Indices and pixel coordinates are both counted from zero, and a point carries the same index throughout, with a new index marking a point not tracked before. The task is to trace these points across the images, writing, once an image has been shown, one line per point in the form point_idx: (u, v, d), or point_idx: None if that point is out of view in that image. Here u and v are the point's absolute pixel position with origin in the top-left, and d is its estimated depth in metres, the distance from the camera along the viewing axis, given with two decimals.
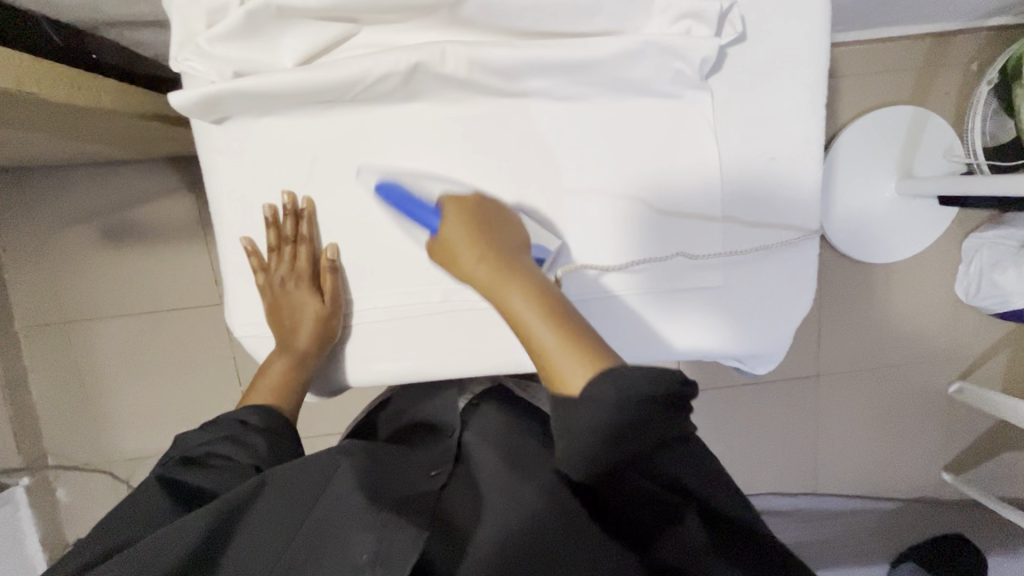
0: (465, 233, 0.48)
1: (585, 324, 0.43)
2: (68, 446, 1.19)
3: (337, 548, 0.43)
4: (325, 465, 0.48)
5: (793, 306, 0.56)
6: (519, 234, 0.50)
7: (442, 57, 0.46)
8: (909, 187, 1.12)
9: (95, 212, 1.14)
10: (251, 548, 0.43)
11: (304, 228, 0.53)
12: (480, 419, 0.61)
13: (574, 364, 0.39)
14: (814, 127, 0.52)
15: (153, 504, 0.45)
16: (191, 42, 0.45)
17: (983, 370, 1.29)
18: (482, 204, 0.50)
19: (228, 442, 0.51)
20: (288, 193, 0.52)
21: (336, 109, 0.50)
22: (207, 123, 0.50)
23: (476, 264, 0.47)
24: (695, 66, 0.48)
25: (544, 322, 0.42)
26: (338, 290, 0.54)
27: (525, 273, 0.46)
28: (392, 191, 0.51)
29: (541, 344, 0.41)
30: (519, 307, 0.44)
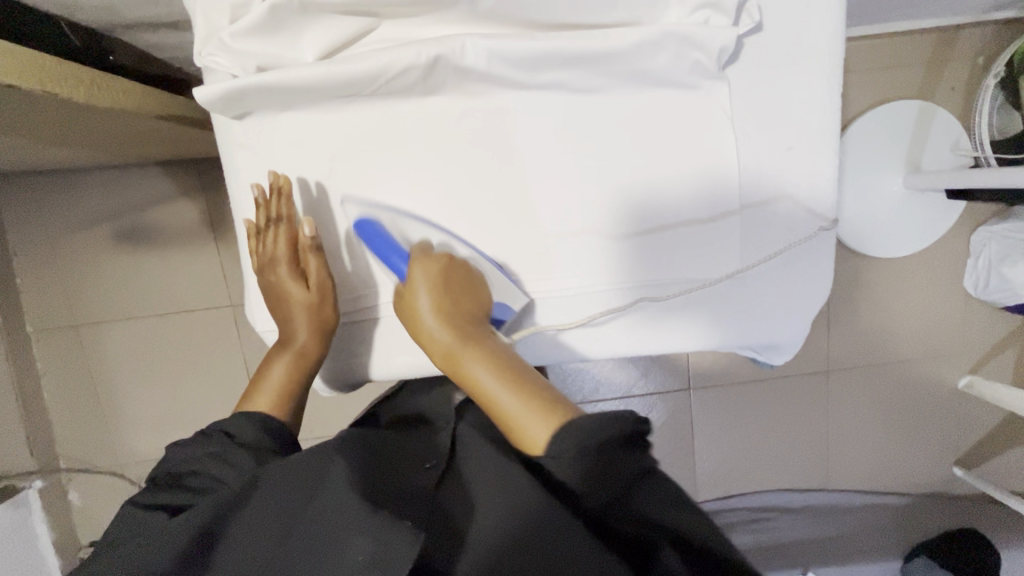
0: (430, 297, 0.50)
1: (545, 385, 0.46)
2: (80, 449, 1.19)
3: (333, 547, 0.40)
4: (317, 466, 0.45)
5: (805, 300, 0.57)
6: (481, 291, 0.52)
7: (463, 50, 0.46)
8: (917, 181, 1.12)
9: (107, 215, 1.14)
10: (241, 544, 0.42)
11: (283, 206, 0.53)
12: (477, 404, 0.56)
13: (535, 426, 0.42)
14: (830, 117, 0.53)
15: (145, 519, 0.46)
16: (214, 37, 0.45)
17: (993, 364, 1.28)
18: (450, 266, 0.51)
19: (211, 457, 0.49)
20: (271, 172, 0.52)
21: (356, 103, 0.50)
22: (229, 118, 0.50)
23: (440, 331, 0.49)
24: (713, 56, 0.48)
25: (506, 388, 0.45)
26: (319, 269, 0.54)
27: (486, 341, 0.49)
28: (369, 230, 0.52)
29: (504, 410, 0.44)
30: (482, 375, 0.47)
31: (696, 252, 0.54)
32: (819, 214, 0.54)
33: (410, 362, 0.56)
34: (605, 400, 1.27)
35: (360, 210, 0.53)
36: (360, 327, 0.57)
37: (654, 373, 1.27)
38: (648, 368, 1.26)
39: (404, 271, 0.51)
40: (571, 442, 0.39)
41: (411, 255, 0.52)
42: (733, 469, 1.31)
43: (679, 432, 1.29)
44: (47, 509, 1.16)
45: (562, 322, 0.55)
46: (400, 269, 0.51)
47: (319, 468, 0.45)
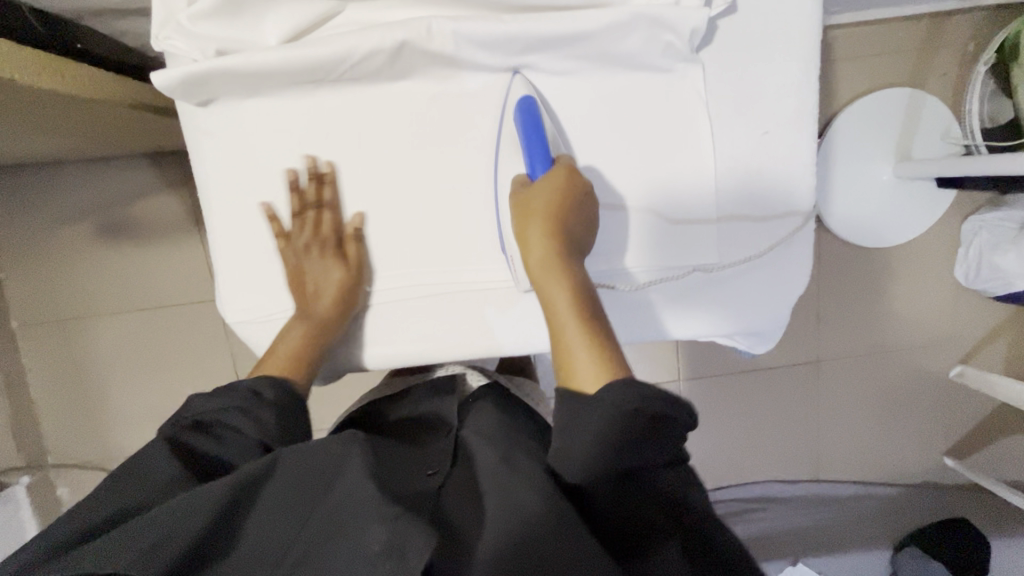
0: (547, 205, 0.46)
1: (615, 341, 0.43)
2: (68, 444, 1.19)
3: (353, 540, 0.40)
4: (337, 452, 0.46)
5: (781, 301, 0.56)
6: (589, 227, 0.48)
7: (428, 33, 0.45)
8: (907, 169, 1.11)
9: (90, 209, 1.13)
10: (262, 528, 0.41)
11: (328, 193, 0.52)
12: (478, 416, 0.60)
13: (595, 372, 0.40)
14: (808, 100, 0.52)
15: (163, 471, 0.43)
16: (172, 21, 0.44)
17: (985, 354, 1.28)
18: (576, 189, 0.47)
19: (239, 411, 0.48)
20: (310, 158, 0.51)
21: (323, 88, 0.49)
22: (193, 105, 0.49)
23: (541, 241, 0.45)
24: (684, 38, 0.47)
25: (578, 323, 0.42)
26: (363, 259, 0.53)
27: (578, 271, 0.45)
28: (529, 110, 0.48)
29: (565, 332, 0.42)
30: (562, 298, 0.43)
31: (676, 241, 0.53)
32: (798, 200, 0.54)
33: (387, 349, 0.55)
34: None
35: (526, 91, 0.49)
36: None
37: (642, 364, 1.27)
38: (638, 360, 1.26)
39: (538, 173, 0.47)
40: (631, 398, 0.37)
41: (555, 162, 0.48)
42: (724, 459, 1.31)
43: None
44: (36, 505, 1.15)
45: (651, 278, 0.54)
46: (536, 171, 0.47)
47: (338, 454, 0.46)
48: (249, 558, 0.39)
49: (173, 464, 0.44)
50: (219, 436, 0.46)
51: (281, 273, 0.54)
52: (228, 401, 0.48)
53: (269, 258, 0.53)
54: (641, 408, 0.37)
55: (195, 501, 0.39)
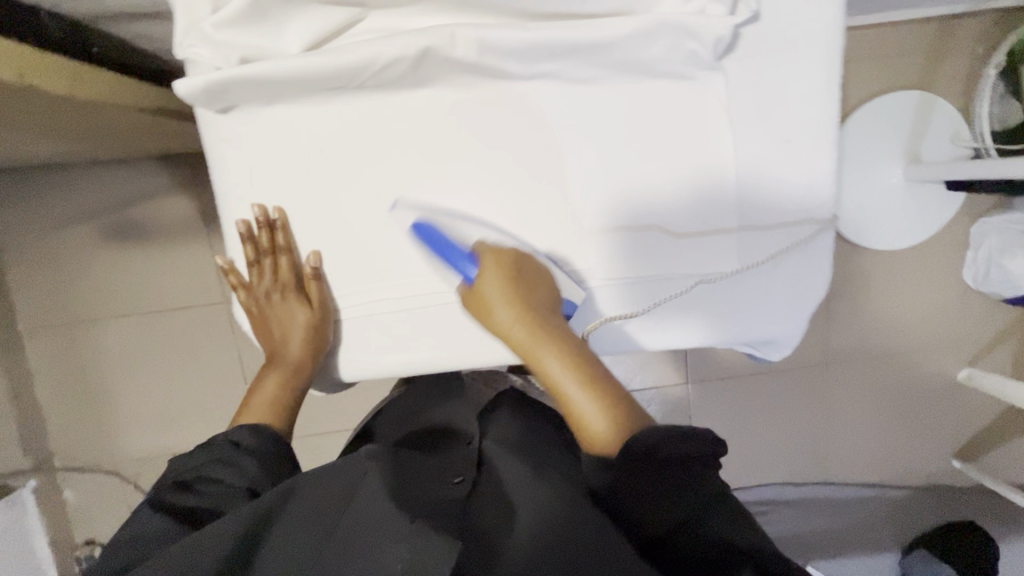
0: (503, 292, 0.49)
1: (615, 382, 0.48)
2: (75, 448, 1.18)
3: (370, 549, 0.42)
4: (355, 471, 0.50)
5: (797, 310, 0.56)
6: (545, 279, 0.52)
7: (452, 41, 0.45)
8: (918, 172, 1.11)
9: (97, 211, 1.13)
10: (286, 541, 0.44)
11: (281, 237, 0.53)
12: (499, 427, 0.62)
13: (612, 424, 0.45)
14: (831, 108, 0.52)
15: (159, 528, 0.46)
16: (195, 28, 0.44)
17: (993, 356, 1.28)
18: (519, 260, 0.51)
19: (221, 463, 0.52)
20: (258, 206, 0.52)
21: (345, 95, 0.49)
22: (213, 112, 0.49)
23: (517, 323, 0.49)
24: (709, 46, 0.47)
25: (581, 387, 0.47)
26: (324, 296, 0.54)
27: (559, 334, 0.49)
28: (428, 232, 0.51)
29: (572, 401, 0.47)
30: (557, 368, 0.48)
31: (680, 256, 0.54)
32: (819, 208, 0.54)
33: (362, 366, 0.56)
34: None
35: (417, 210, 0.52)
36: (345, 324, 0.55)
37: (650, 367, 1.26)
38: (646, 363, 1.25)
39: (472, 273, 0.51)
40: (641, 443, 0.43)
41: (476, 253, 0.51)
42: (731, 462, 1.31)
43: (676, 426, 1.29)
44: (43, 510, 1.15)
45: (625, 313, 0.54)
46: (468, 272, 0.51)
47: (358, 474, 0.50)
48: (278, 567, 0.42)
49: (168, 519, 0.47)
50: (205, 490, 0.50)
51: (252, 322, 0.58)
52: (204, 458, 0.52)
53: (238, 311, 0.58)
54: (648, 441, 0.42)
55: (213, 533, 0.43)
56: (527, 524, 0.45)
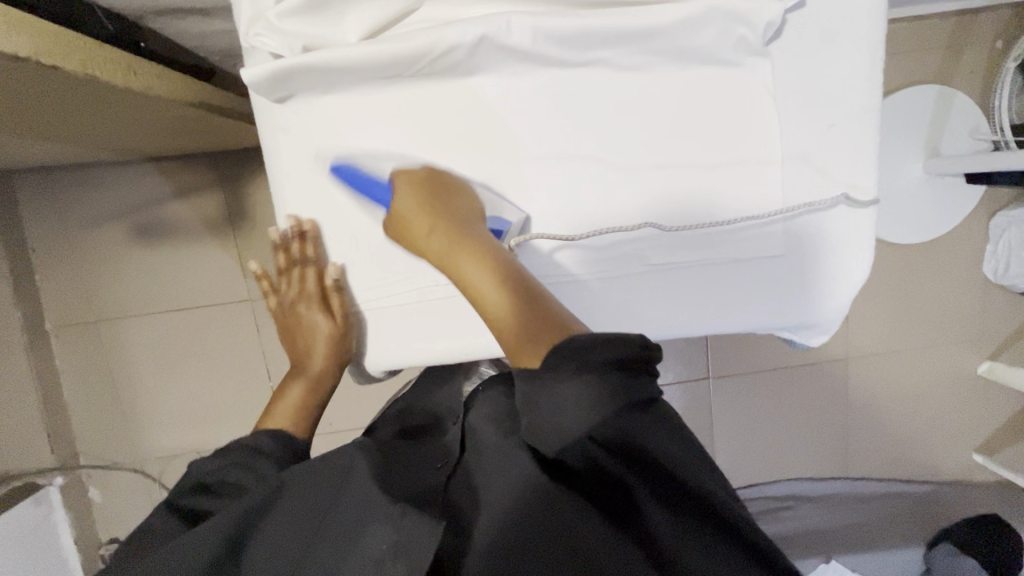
0: (420, 202, 0.49)
1: (535, 287, 0.46)
2: (101, 445, 1.19)
3: (358, 539, 0.45)
4: (343, 463, 0.50)
5: (811, 295, 0.56)
6: (471, 198, 0.51)
7: (509, 28, 0.46)
8: (937, 166, 1.11)
9: (126, 211, 1.14)
10: (275, 540, 0.45)
11: (310, 248, 0.55)
12: (484, 400, 0.58)
13: (523, 333, 0.43)
14: (873, 93, 0.52)
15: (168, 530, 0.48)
16: (262, 18, 0.45)
17: (1014, 350, 1.28)
18: (436, 176, 0.50)
19: (238, 466, 0.52)
20: (293, 218, 0.53)
21: (397, 83, 0.50)
22: (271, 101, 0.50)
23: (433, 230, 0.48)
24: (758, 31, 0.48)
25: (498, 294, 0.45)
26: (345, 306, 0.56)
27: (475, 241, 0.48)
28: (349, 174, 0.51)
29: (490, 309, 0.45)
30: (472, 274, 0.46)
31: (710, 244, 0.54)
32: (859, 194, 0.54)
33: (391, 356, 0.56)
34: None
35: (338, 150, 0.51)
36: (379, 314, 0.55)
37: (673, 363, 1.27)
38: (667, 359, 1.26)
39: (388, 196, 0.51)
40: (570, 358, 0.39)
41: (392, 180, 0.50)
42: (752, 458, 1.31)
43: (697, 421, 1.29)
44: (70, 507, 1.16)
45: (554, 241, 0.53)
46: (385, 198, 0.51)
47: (346, 465, 0.50)
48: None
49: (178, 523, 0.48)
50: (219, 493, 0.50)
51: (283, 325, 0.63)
52: (224, 460, 0.52)
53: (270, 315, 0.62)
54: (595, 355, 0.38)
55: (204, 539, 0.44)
56: (494, 508, 0.45)
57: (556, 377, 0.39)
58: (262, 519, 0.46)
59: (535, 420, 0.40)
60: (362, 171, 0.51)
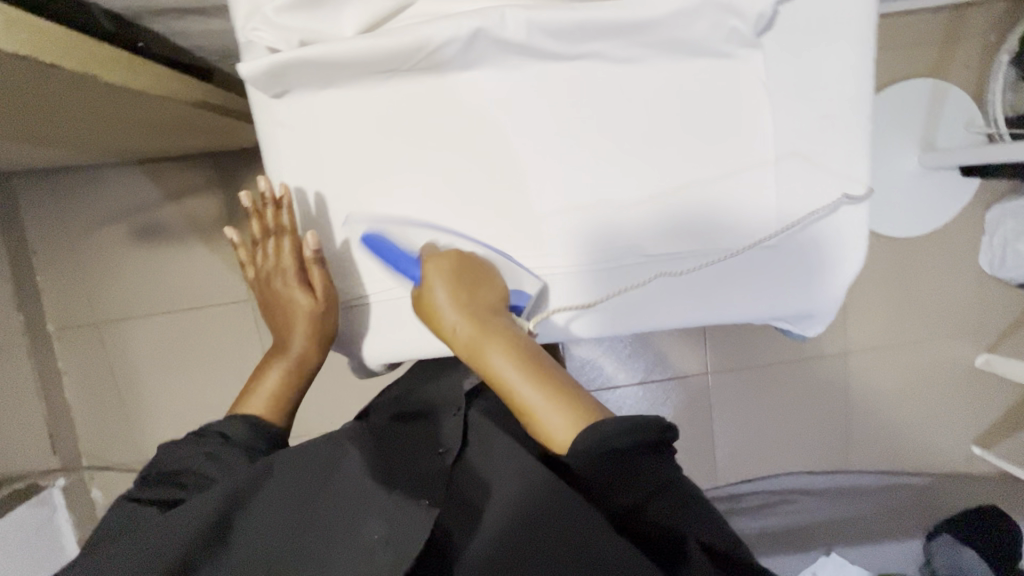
0: (446, 293, 0.50)
1: (562, 375, 0.48)
2: (102, 446, 1.20)
3: (352, 527, 0.46)
4: (333, 451, 0.54)
5: (800, 291, 0.57)
6: (495, 280, 0.53)
7: (503, 21, 0.46)
8: (933, 159, 1.12)
9: (125, 212, 1.15)
10: (260, 527, 0.47)
11: (284, 217, 0.54)
12: (484, 404, 0.64)
13: (558, 420, 0.45)
14: (863, 84, 0.53)
15: (149, 511, 0.51)
16: (258, 13, 0.45)
17: (1012, 342, 1.29)
18: (461, 261, 0.52)
19: (207, 457, 0.55)
20: (263, 181, 0.53)
21: (393, 79, 0.50)
22: (268, 96, 0.50)
23: (461, 322, 0.50)
24: (750, 23, 0.48)
25: (530, 383, 0.47)
26: (325, 282, 0.55)
27: (502, 328, 0.50)
28: (378, 242, 0.53)
29: (524, 400, 0.46)
30: (503, 363, 0.48)
31: (705, 236, 0.55)
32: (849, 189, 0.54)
33: (388, 350, 0.56)
34: (623, 387, 1.27)
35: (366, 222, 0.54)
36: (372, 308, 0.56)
37: (673, 358, 1.27)
38: (666, 354, 1.26)
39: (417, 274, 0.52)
40: (596, 444, 0.42)
41: (423, 259, 0.52)
42: (752, 453, 1.31)
43: (696, 416, 1.30)
44: (72, 508, 1.16)
45: (566, 317, 0.56)
46: (415, 275, 0.52)
47: (336, 453, 0.54)
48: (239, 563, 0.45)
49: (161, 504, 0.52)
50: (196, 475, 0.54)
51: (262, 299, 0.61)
52: (194, 452, 0.55)
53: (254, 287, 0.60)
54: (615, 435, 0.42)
55: (190, 516, 0.46)
56: (501, 505, 0.48)
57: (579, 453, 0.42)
58: (246, 505, 0.48)
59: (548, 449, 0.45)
60: (391, 239, 0.53)
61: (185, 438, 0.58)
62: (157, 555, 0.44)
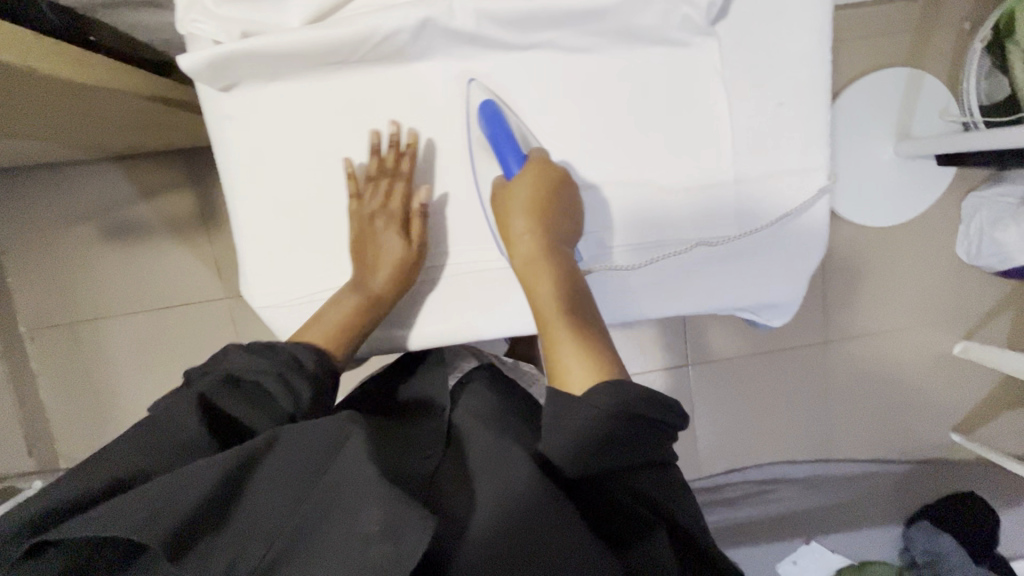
0: (527, 201, 0.48)
1: (597, 326, 0.46)
2: (79, 447, 1.18)
3: (348, 516, 0.39)
4: (333, 437, 0.43)
5: (761, 284, 0.57)
6: (577, 221, 0.51)
7: (451, 11, 0.46)
8: (908, 147, 1.12)
9: (97, 210, 1.13)
10: (263, 503, 0.40)
11: (405, 165, 0.52)
12: (469, 398, 0.60)
13: (578, 364, 0.43)
14: (819, 71, 0.53)
15: (187, 426, 0.44)
16: (198, 4, 0.45)
17: (988, 329, 1.30)
18: (561, 182, 0.50)
19: (277, 378, 0.48)
20: (396, 124, 0.51)
21: (344, 70, 0.50)
22: (216, 90, 0.49)
23: (528, 235, 0.48)
24: (702, 10, 0.48)
25: (567, 320, 0.46)
26: (425, 236, 0.54)
27: (564, 261, 0.48)
28: (494, 116, 0.49)
29: (554, 332, 0.46)
30: (547, 290, 0.47)
31: (671, 228, 0.54)
32: (805, 182, 0.55)
33: (432, 330, 0.56)
34: None
35: (488, 93, 0.51)
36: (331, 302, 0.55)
37: (653, 350, 1.27)
38: (647, 346, 1.27)
39: (515, 171, 0.50)
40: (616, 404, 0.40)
41: (528, 157, 0.50)
42: (735, 442, 1.31)
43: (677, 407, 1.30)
44: None
45: (631, 262, 0.54)
46: (512, 169, 0.50)
47: (336, 440, 0.43)
48: (247, 536, 0.38)
49: (200, 421, 0.44)
50: (250, 394, 0.47)
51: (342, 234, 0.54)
52: (265, 362, 0.49)
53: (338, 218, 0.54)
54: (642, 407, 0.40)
55: (196, 474, 0.39)
56: (485, 516, 0.44)
57: (591, 410, 0.40)
58: (253, 476, 0.41)
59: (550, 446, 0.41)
60: (506, 119, 0.50)
61: (247, 345, 0.52)
62: (155, 510, 0.37)
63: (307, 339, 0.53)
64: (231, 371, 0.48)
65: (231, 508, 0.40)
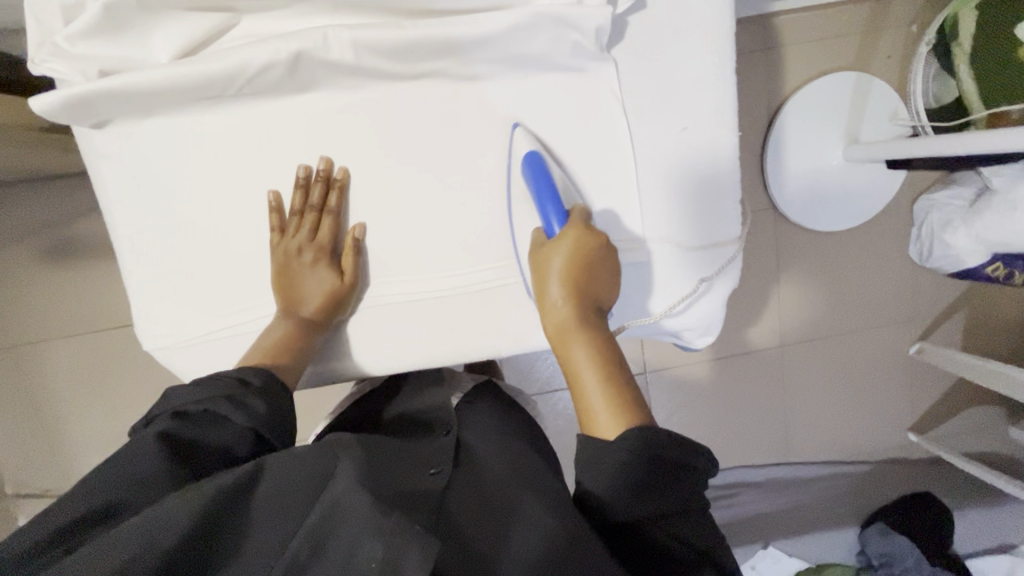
0: (563, 266, 0.46)
1: (636, 386, 0.43)
2: (21, 474, 1.15)
3: (348, 548, 0.37)
4: (326, 461, 0.44)
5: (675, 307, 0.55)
6: (614, 279, 0.49)
7: (326, 43, 0.45)
8: (857, 153, 1.10)
9: (31, 231, 1.10)
10: (265, 531, 0.39)
11: (334, 198, 0.51)
12: (477, 424, 0.59)
13: (611, 428, 0.41)
14: (726, 94, 0.51)
15: (145, 463, 0.41)
16: (48, 42, 0.44)
17: (943, 329, 1.31)
18: (598, 240, 0.48)
19: (226, 401, 0.46)
20: (324, 159, 0.50)
21: (221, 105, 0.48)
22: (87, 128, 0.48)
23: (565, 301, 0.46)
24: (591, 37, 0.47)
25: (602, 385, 0.43)
26: (357, 269, 0.52)
27: (599, 325, 0.46)
28: (538, 163, 0.48)
29: (587, 397, 0.43)
30: (583, 357, 0.44)
31: None
32: (724, 222, 0.54)
33: (354, 367, 0.55)
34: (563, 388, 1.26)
35: (530, 141, 0.49)
36: (227, 343, 0.53)
37: None
38: None
39: (555, 230, 0.47)
40: (648, 448, 0.39)
41: (570, 213, 0.48)
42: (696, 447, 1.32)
43: None
44: None
45: (666, 307, 0.55)
46: (553, 229, 0.47)
47: (328, 464, 0.44)
48: (251, 558, 0.37)
49: (160, 457, 0.42)
50: (205, 423, 0.45)
51: (267, 271, 0.52)
52: (209, 392, 0.47)
53: (262, 253, 0.52)
54: (662, 450, 0.39)
55: (176, 506, 0.37)
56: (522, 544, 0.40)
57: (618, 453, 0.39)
58: (244, 506, 0.40)
59: (587, 465, 0.40)
60: (550, 168, 0.49)
61: (195, 381, 0.49)
62: (135, 553, 0.34)
63: (238, 365, 0.51)
64: (177, 407, 0.46)
65: (220, 543, 0.38)
